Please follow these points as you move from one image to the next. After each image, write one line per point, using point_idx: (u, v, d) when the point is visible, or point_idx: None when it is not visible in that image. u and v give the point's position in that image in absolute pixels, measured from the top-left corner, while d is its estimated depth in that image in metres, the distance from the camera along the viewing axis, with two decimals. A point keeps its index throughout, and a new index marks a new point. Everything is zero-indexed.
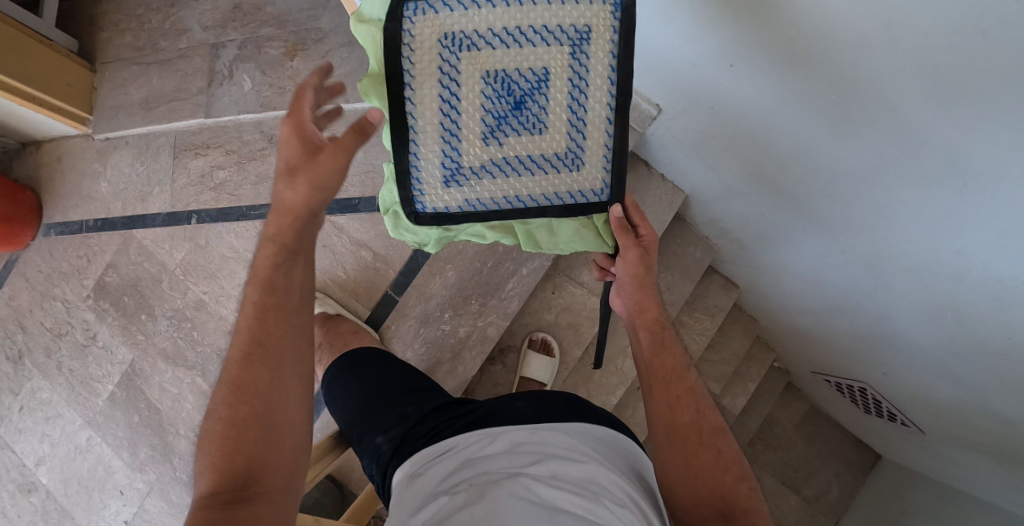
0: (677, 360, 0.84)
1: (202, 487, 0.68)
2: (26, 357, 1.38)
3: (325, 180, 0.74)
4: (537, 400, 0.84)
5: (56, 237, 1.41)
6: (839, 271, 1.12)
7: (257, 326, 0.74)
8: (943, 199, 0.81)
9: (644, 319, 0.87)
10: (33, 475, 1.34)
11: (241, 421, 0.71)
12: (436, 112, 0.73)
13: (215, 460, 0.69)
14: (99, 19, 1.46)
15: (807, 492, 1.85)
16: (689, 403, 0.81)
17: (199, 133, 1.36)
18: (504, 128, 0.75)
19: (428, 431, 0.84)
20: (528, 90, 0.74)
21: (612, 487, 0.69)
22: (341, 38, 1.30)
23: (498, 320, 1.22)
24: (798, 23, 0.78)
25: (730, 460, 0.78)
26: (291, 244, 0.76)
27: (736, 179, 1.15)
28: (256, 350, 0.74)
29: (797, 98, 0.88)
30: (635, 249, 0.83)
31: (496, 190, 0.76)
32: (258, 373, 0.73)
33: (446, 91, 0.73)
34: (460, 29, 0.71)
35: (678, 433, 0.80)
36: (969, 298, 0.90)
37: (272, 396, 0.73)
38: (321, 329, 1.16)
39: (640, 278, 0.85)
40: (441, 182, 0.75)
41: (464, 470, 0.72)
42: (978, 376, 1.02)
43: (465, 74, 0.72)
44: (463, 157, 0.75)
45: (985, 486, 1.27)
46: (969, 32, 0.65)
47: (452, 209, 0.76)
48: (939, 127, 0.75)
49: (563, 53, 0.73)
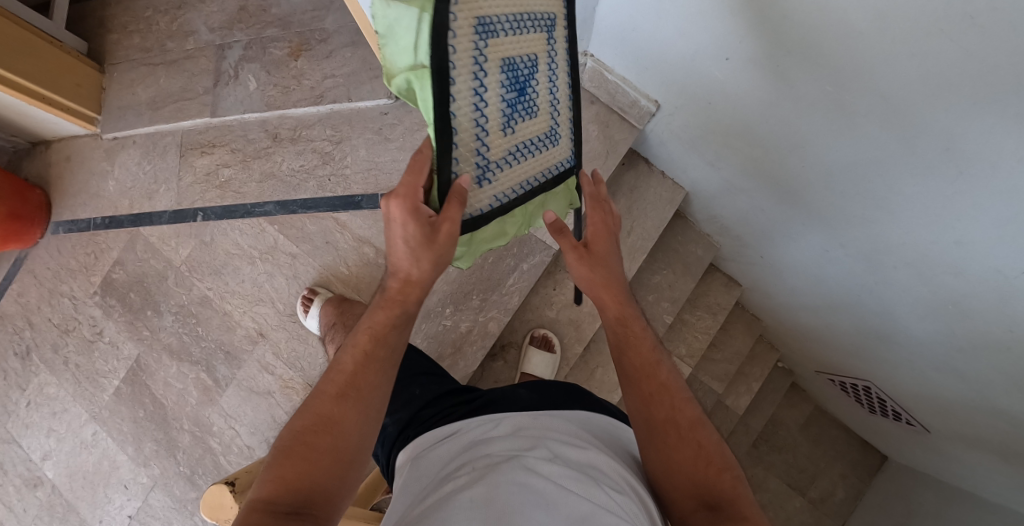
0: (648, 355, 0.77)
1: (261, 494, 0.64)
2: (34, 352, 1.39)
3: (437, 259, 0.70)
4: (539, 388, 0.85)
5: (64, 234, 1.43)
6: (839, 264, 1.12)
7: (357, 370, 0.71)
8: (943, 190, 0.82)
9: (606, 318, 0.80)
10: (39, 469, 1.35)
11: (314, 444, 0.67)
12: (469, 107, 0.66)
13: (281, 473, 0.65)
14: (108, 21, 1.49)
15: (812, 494, 1.84)
16: (664, 399, 0.74)
17: (204, 132, 1.38)
18: (516, 116, 0.72)
19: (432, 415, 0.85)
20: (528, 75, 0.72)
21: (611, 472, 0.70)
22: (345, 38, 1.33)
23: (499, 315, 1.23)
24: (792, 16, 0.79)
25: (714, 453, 0.72)
26: (411, 314, 0.74)
27: (736, 174, 1.15)
28: (352, 392, 0.70)
29: (794, 91, 0.88)
30: (575, 251, 0.80)
31: (519, 177, 0.74)
32: (348, 413, 0.69)
33: (478, 82, 0.67)
34: (485, 14, 0.66)
35: (656, 429, 0.73)
36: (970, 291, 0.91)
37: (354, 433, 0.69)
38: (337, 309, 1.17)
39: (600, 280, 0.80)
40: (472, 182, 0.70)
41: (467, 451, 0.72)
42: (981, 371, 1.02)
43: (490, 62, 0.67)
44: (491, 152, 0.70)
45: (993, 486, 1.26)
46: (957, 19, 0.66)
47: (486, 209, 0.71)
48: (934, 112, 0.75)
49: (542, 39, 0.74)
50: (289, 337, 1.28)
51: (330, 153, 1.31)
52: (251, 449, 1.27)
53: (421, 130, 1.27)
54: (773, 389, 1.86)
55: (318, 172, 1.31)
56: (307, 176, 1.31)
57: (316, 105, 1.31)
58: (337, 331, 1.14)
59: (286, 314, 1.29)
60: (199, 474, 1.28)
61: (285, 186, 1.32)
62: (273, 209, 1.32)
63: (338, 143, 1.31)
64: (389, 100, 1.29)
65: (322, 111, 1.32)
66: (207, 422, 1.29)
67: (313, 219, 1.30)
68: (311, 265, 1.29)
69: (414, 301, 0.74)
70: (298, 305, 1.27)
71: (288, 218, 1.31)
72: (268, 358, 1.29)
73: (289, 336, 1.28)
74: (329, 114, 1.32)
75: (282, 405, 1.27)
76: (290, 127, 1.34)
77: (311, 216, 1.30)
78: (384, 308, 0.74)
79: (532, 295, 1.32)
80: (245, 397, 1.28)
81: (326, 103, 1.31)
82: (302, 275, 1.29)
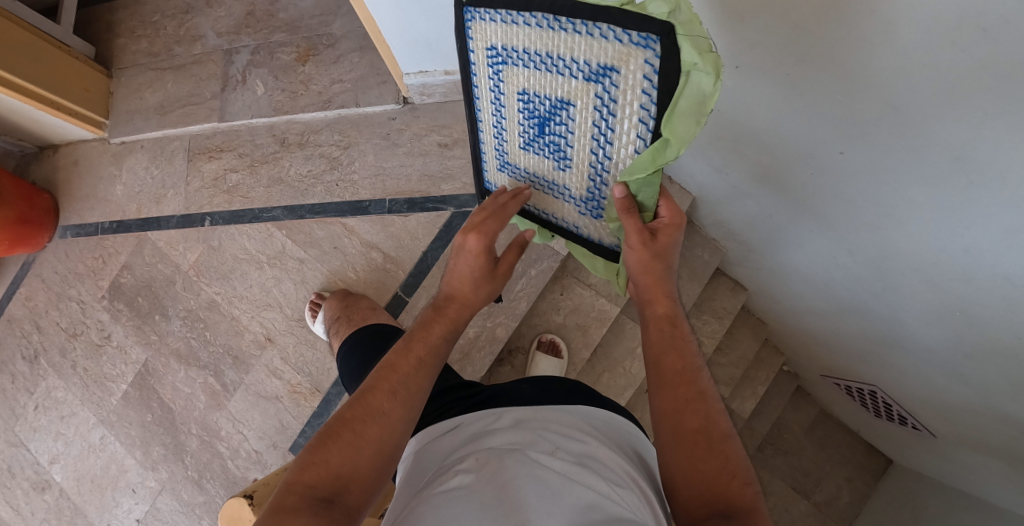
0: (690, 362, 0.72)
1: (298, 476, 0.63)
2: (42, 356, 1.40)
3: (493, 290, 0.80)
4: (542, 383, 0.85)
5: (72, 238, 1.43)
6: (846, 270, 1.12)
7: (410, 372, 0.71)
8: (951, 200, 0.82)
9: (653, 313, 0.74)
10: (47, 473, 1.36)
11: (356, 434, 0.66)
12: (610, 165, 0.70)
13: (320, 458, 0.64)
14: (116, 26, 1.50)
15: (817, 498, 1.84)
16: (699, 407, 0.70)
17: (212, 136, 1.39)
18: (561, 154, 0.74)
19: (436, 409, 0.86)
20: (544, 113, 0.71)
21: (611, 463, 0.69)
22: (353, 44, 1.33)
23: (507, 321, 1.26)
24: (802, 24, 0.79)
25: (740, 467, 0.67)
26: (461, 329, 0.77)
27: (744, 180, 1.15)
28: (403, 391, 0.70)
29: (803, 99, 0.88)
30: (639, 236, 0.71)
31: (560, 206, 0.82)
32: (396, 409, 0.68)
33: (597, 141, 0.68)
34: (607, 71, 0.62)
35: (684, 437, 0.69)
36: (978, 299, 0.91)
37: (398, 430, 0.68)
38: (343, 303, 1.18)
39: (654, 274, 0.73)
40: (595, 219, 0.79)
41: (470, 445, 0.72)
42: (988, 377, 1.02)
43: (590, 113, 0.66)
44: (577, 190, 0.76)
45: (998, 491, 1.26)
46: (970, 30, 0.66)
47: (578, 228, 0.83)
48: (942, 120, 0.75)
49: (513, 73, 0.69)
50: (296, 342, 1.29)
51: (338, 158, 1.31)
52: (259, 454, 1.27)
53: (429, 135, 1.27)
54: (778, 393, 1.86)
55: (325, 177, 1.31)
56: (315, 182, 1.31)
57: (324, 110, 1.31)
58: (342, 324, 1.14)
59: (293, 318, 1.29)
60: (207, 479, 1.28)
61: (293, 191, 1.32)
62: (280, 214, 1.32)
63: (346, 148, 1.31)
64: (397, 105, 1.29)
65: (329, 116, 1.32)
66: (215, 427, 1.29)
67: (321, 224, 1.30)
68: (319, 271, 1.29)
69: (460, 318, 0.77)
70: (306, 311, 1.27)
71: (296, 223, 1.31)
72: (275, 363, 1.29)
73: (297, 341, 1.29)
74: (336, 119, 1.33)
75: (289, 410, 1.27)
76: (298, 132, 1.34)
77: (319, 221, 1.30)
78: (437, 321, 0.75)
79: (539, 300, 1.33)
80: (254, 402, 1.29)
81: (333, 108, 1.31)
82: (310, 280, 1.30)
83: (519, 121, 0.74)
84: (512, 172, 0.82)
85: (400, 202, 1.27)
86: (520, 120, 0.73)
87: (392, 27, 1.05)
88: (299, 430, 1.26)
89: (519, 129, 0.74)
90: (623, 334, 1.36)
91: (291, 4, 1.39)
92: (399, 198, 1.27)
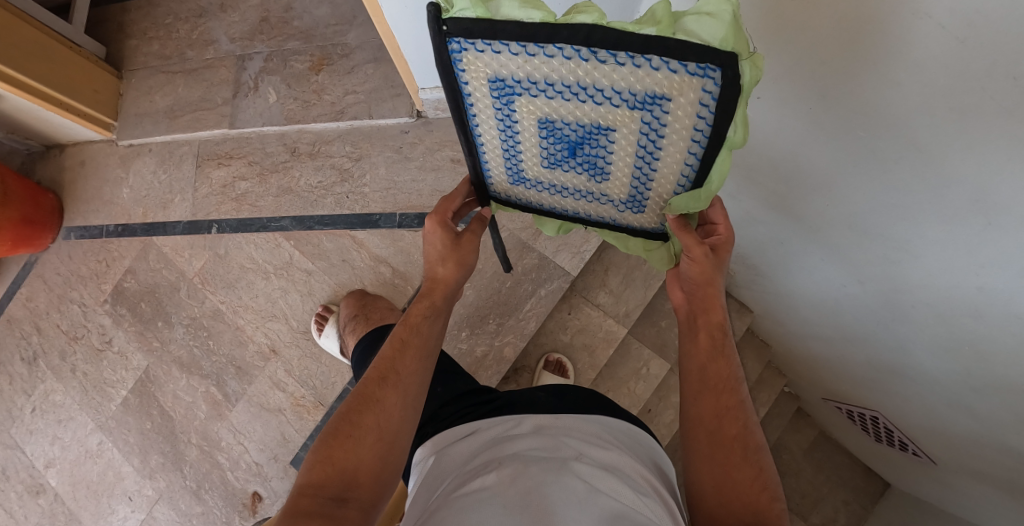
0: (732, 370, 0.71)
1: (310, 475, 0.64)
2: (41, 358, 1.38)
3: (461, 260, 0.80)
4: (559, 392, 0.81)
5: (76, 239, 1.42)
6: (853, 299, 1.12)
7: (394, 356, 0.72)
8: (968, 238, 0.81)
9: (707, 320, 0.73)
10: (42, 476, 1.34)
11: (356, 429, 0.66)
12: (658, 172, 0.70)
13: (328, 457, 0.65)
14: (127, 27, 1.49)
15: (815, 519, 1.85)
16: (738, 415, 0.68)
17: (222, 143, 1.38)
18: (597, 166, 0.72)
19: (453, 414, 0.84)
20: (575, 138, 0.69)
21: (632, 473, 0.67)
22: (367, 55, 1.33)
23: (515, 340, 1.26)
24: (826, 58, 0.79)
25: (772, 481, 0.66)
26: (440, 307, 0.78)
27: (758, 206, 1.16)
28: (392, 375, 0.70)
29: (823, 131, 0.88)
30: (701, 248, 0.72)
31: (593, 208, 0.80)
32: (388, 394, 0.69)
33: (644, 152, 0.68)
34: (653, 95, 0.61)
35: (720, 443, 0.67)
36: (990, 337, 0.90)
37: (394, 415, 0.68)
38: (360, 303, 1.17)
39: (711, 283, 0.73)
40: (634, 213, 0.78)
41: (492, 449, 0.71)
42: (994, 411, 1.01)
43: (631, 131, 0.66)
44: (614, 193, 0.76)
45: (990, 518, 1.26)
46: (1000, 78, 0.66)
47: (612, 220, 0.81)
48: (964, 165, 0.75)
49: (535, 105, 0.67)
50: (299, 354, 1.28)
51: (349, 170, 1.30)
52: (260, 466, 1.26)
53: (441, 149, 1.27)
54: (779, 414, 1.86)
55: (336, 189, 1.30)
56: (325, 193, 1.31)
57: (336, 121, 1.31)
58: (358, 321, 1.12)
59: (301, 331, 1.28)
60: (206, 489, 1.26)
61: (302, 201, 1.32)
62: (289, 224, 1.31)
63: (357, 159, 1.31)
64: (411, 119, 1.29)
65: (341, 127, 1.32)
66: (215, 438, 1.28)
67: (330, 237, 1.29)
68: (327, 283, 1.29)
69: (446, 304, 0.78)
70: (312, 323, 1.26)
71: (305, 234, 1.30)
72: (280, 375, 1.28)
73: (302, 353, 1.28)
74: (348, 130, 1.32)
75: (292, 422, 1.26)
76: (309, 142, 1.34)
77: (327, 233, 1.30)
78: (422, 301, 0.77)
79: (547, 319, 1.32)
80: (256, 414, 1.27)
81: (345, 119, 1.30)
82: (317, 292, 1.29)
83: (544, 144, 0.71)
84: (530, 185, 0.80)
85: (411, 216, 1.27)
86: (543, 144, 0.71)
87: (411, 42, 1.04)
88: (302, 442, 1.25)
89: (544, 152, 0.73)
90: (629, 355, 1.35)
91: (306, 13, 1.39)
92: (409, 213, 1.27)
